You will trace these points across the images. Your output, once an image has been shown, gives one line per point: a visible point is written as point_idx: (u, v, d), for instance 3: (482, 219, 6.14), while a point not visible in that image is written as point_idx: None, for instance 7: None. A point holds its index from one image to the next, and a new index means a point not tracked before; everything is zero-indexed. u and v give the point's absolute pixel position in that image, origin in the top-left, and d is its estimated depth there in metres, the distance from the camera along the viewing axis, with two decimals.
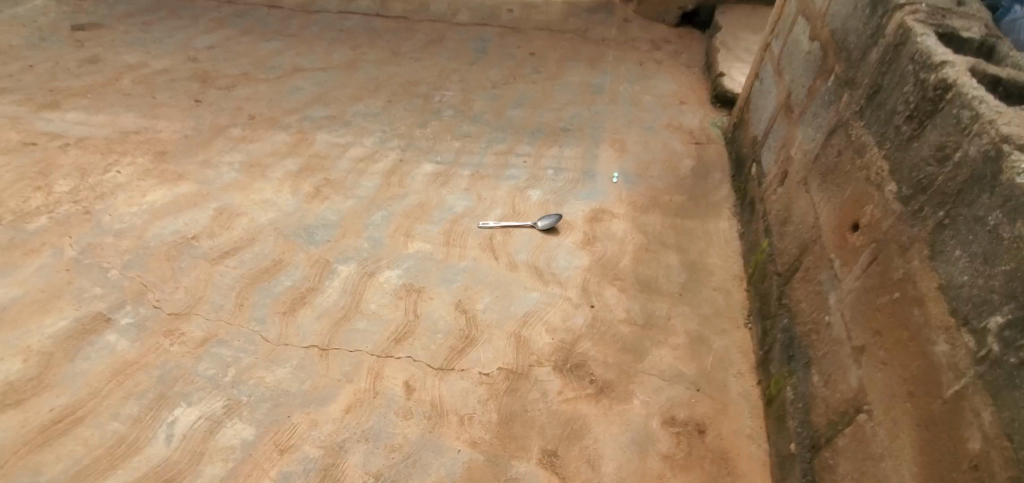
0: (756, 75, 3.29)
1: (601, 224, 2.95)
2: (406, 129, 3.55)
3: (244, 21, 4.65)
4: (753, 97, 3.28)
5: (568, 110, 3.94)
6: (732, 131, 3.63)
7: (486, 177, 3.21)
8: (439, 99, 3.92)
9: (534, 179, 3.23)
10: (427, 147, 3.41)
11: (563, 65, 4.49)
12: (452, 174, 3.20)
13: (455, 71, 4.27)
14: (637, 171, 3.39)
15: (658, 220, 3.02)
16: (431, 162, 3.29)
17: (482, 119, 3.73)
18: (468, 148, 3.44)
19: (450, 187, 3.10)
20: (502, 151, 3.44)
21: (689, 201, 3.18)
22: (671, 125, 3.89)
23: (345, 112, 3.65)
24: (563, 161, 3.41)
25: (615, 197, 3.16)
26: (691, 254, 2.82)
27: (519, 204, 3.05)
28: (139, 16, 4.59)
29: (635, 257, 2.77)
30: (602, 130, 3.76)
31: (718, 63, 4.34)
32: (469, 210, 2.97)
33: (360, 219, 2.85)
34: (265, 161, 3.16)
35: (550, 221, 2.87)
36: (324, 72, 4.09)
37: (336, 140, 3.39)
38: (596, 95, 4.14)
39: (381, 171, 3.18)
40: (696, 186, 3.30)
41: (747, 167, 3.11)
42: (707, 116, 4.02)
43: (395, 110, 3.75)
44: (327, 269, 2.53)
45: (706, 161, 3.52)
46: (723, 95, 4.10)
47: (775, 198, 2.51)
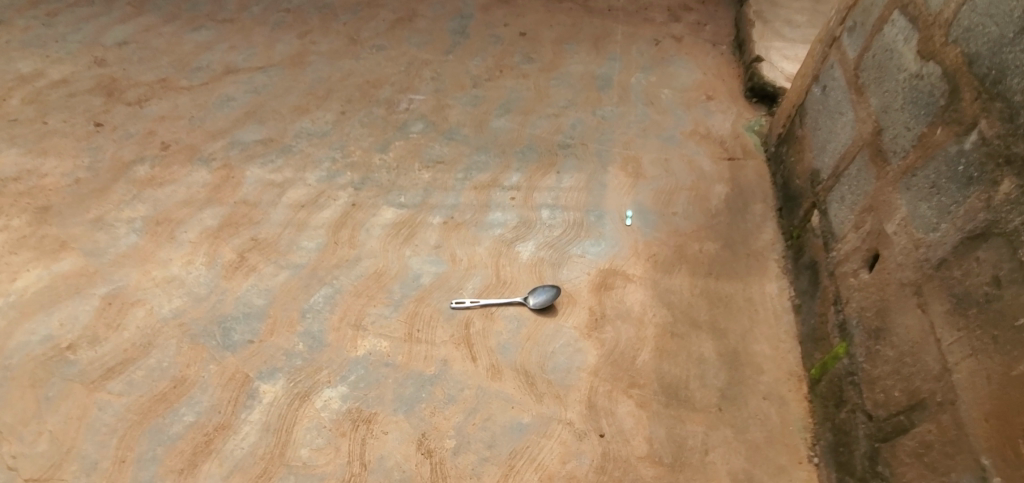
0: (816, 77, 2.50)
1: (612, 295, 2.27)
2: (363, 155, 2.80)
3: (168, 3, 3.76)
4: (811, 108, 2.51)
5: (568, 115, 3.14)
6: (777, 145, 2.86)
7: (462, 226, 2.49)
8: (405, 106, 3.12)
9: (524, 226, 2.52)
10: (388, 182, 2.67)
11: (561, 49, 3.62)
12: (418, 223, 2.49)
13: (427, 64, 3.44)
14: (657, 207, 2.65)
15: (686, 286, 2.32)
16: (393, 206, 2.56)
17: (459, 135, 2.95)
18: (441, 181, 2.69)
19: (416, 245, 2.40)
20: (484, 183, 2.69)
21: (725, 250, 2.47)
22: (698, 132, 3.09)
23: (287, 132, 2.89)
24: (562, 195, 2.66)
25: (629, 249, 2.45)
26: (731, 339, 2.15)
27: (505, 267, 2.34)
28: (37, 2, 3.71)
29: (659, 347, 2.11)
30: (611, 144, 2.98)
31: (754, 41, 3.46)
32: (440, 280, 2.28)
33: (295, 301, 2.16)
34: (176, 215, 2.45)
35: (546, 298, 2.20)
36: (263, 73, 3.28)
37: (271, 176, 2.65)
38: (603, 92, 3.31)
39: (327, 222, 2.46)
40: (734, 227, 2.58)
41: (801, 208, 2.39)
42: (742, 117, 3.21)
43: (349, 125, 2.97)
44: (245, 391, 1.88)
45: (744, 187, 2.77)
46: (760, 88, 3.27)
47: (853, 282, 1.83)
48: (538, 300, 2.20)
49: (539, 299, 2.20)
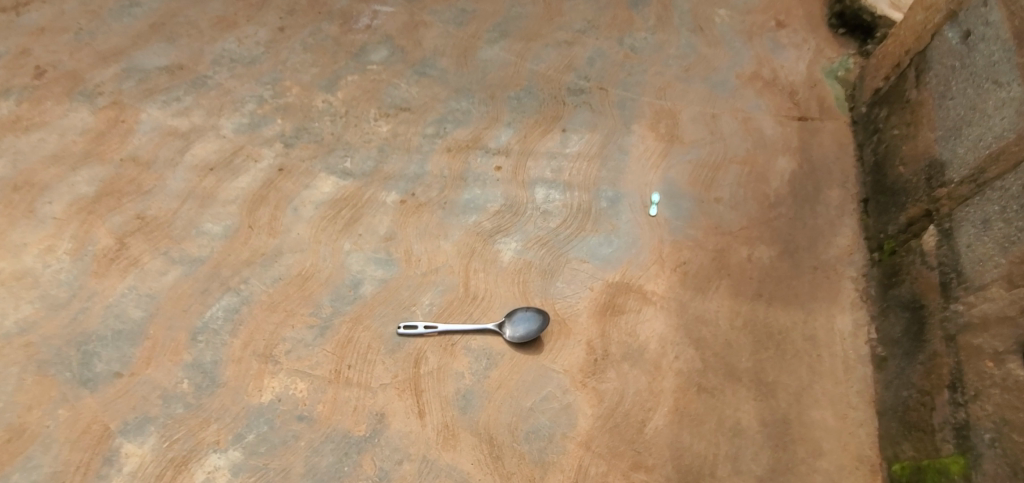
0: (953, 14, 1.68)
1: (620, 323, 1.65)
2: (300, 95, 2.04)
3: None
4: (938, 61, 1.71)
5: (585, 43, 2.25)
6: (872, 105, 2.05)
7: (424, 209, 1.82)
8: (366, 23, 2.23)
9: (509, 213, 1.83)
10: (330, 137, 1.95)
11: None
12: (366, 202, 1.82)
13: None
14: (695, 189, 1.92)
15: (724, 315, 1.68)
16: (332, 174, 1.87)
17: (435, 69, 2.14)
18: (403, 139, 1.96)
19: (359, 235, 1.76)
20: (460, 144, 1.97)
21: (784, 261, 1.79)
22: (760, 76, 2.23)
23: (202, 58, 2.13)
24: (565, 167, 1.94)
25: (651, 254, 1.78)
26: (781, 400, 1.56)
27: (476, 276, 1.71)
28: None
29: (679, 408, 1.53)
30: (640, 90, 2.15)
31: None
32: (385, 293, 1.67)
33: (185, 316, 1.61)
34: (41, 176, 1.85)
35: (531, 328, 1.60)
36: None
37: (173, 123, 1.97)
38: (637, 9, 2.37)
39: (241, 196, 1.82)
40: (798, 224, 1.87)
41: (904, 213, 1.69)
42: (823, 55, 2.32)
43: (286, 49, 2.16)
44: (101, 454, 1.44)
45: (817, 164, 2.02)
46: (852, 15, 2.34)
47: (990, 376, 1.30)
48: (521, 333, 1.60)
49: (522, 330, 1.60)
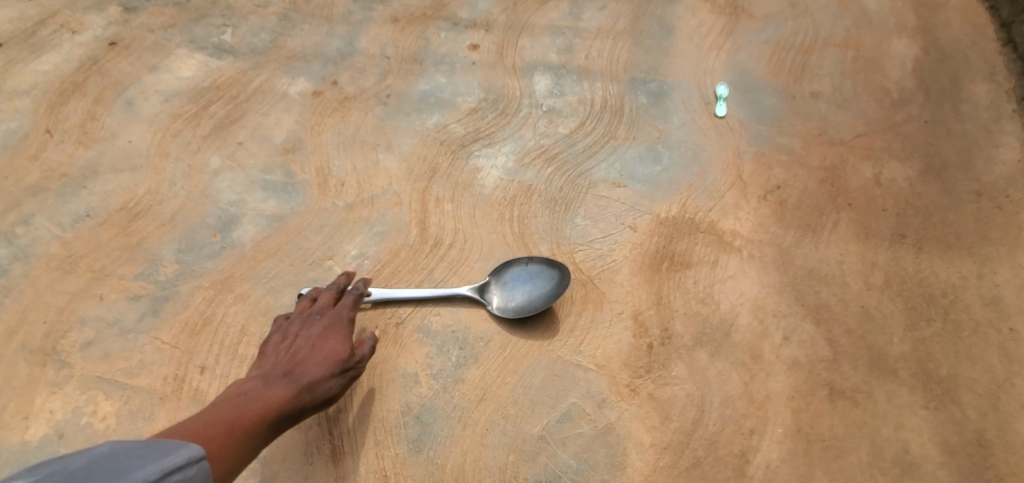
0: None
1: (687, 285, 0.97)
2: None
3: None
4: None
5: None
6: None
7: (352, 105, 1.10)
8: None
9: (493, 112, 1.12)
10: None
11: None
12: (253, 93, 1.09)
13: None
14: (779, 80, 1.24)
15: (853, 268, 1.02)
16: (199, 51, 1.13)
17: None
18: (321, 3, 1.23)
19: (237, 143, 1.03)
20: (411, 12, 1.24)
21: (930, 184, 1.13)
22: None
23: None
24: (579, 47, 1.24)
25: (724, 175, 1.10)
26: (968, 409, 0.91)
27: (436, 209, 1.00)
28: None
29: (801, 429, 0.87)
30: None
31: None
32: (275, 238, 0.95)
33: None
34: None
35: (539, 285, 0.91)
36: None
37: None
38: None
39: (39, 84, 1.09)
40: (939, 131, 1.21)
41: None
42: None
43: None
44: None
45: (948, 51, 1.35)
46: None
47: None
48: (525, 296, 0.91)
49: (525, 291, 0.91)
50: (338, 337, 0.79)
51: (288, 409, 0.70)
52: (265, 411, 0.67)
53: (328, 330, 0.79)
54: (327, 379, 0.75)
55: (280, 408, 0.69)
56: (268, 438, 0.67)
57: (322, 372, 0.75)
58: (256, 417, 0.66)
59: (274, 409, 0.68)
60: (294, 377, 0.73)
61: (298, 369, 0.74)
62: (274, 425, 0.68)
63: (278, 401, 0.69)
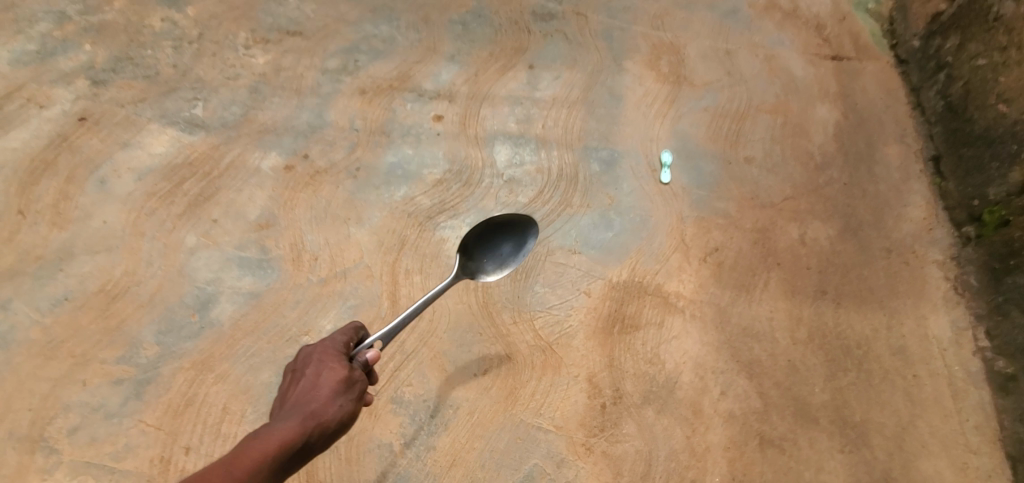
0: None
1: (639, 345, 1.08)
2: (127, 10, 1.31)
3: None
4: None
5: None
6: (928, 36, 1.55)
7: (323, 178, 1.16)
8: None
9: (458, 183, 1.20)
10: (171, 71, 1.24)
11: None
12: (226, 169, 1.14)
13: None
14: (717, 146, 1.38)
15: (781, 324, 1.14)
16: (171, 126, 1.17)
17: None
18: (290, 75, 1.29)
19: (212, 220, 1.08)
20: (378, 83, 1.31)
21: (848, 242, 1.28)
22: (777, 5, 1.72)
23: None
24: (537, 116, 1.33)
25: (670, 240, 1.21)
26: (877, 450, 1.04)
27: (406, 280, 1.08)
28: None
29: (736, 476, 0.99)
30: (630, 18, 1.58)
31: None
32: (252, 314, 1.00)
33: None
34: None
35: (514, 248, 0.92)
36: None
37: None
38: None
39: (8, 163, 1.10)
40: (856, 192, 1.36)
41: (1017, 169, 1.22)
42: None
43: None
44: None
45: (864, 115, 1.52)
46: None
47: None
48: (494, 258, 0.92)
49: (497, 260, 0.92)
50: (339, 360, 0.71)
51: (299, 443, 0.60)
52: (270, 448, 0.58)
53: (332, 351, 0.71)
54: (340, 406, 0.66)
55: (293, 446, 0.60)
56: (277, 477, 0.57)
57: (333, 401, 0.66)
58: (262, 456, 0.57)
59: (283, 447, 0.59)
60: (302, 408, 0.64)
61: (302, 401, 0.65)
62: (281, 462, 0.58)
63: (290, 437, 0.60)
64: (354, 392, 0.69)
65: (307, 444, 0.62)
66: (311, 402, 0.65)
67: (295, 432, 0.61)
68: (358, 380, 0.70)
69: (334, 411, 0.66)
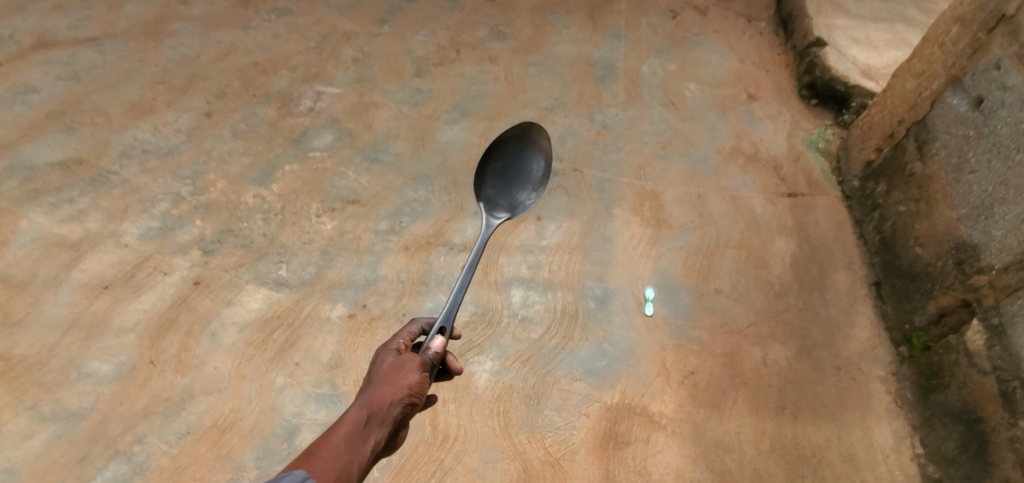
0: (956, 80, 1.52)
1: (628, 458, 1.38)
2: (227, 189, 1.70)
3: None
4: (945, 131, 1.54)
5: (554, 122, 2.07)
6: (865, 178, 1.88)
7: (377, 324, 1.49)
8: (308, 105, 1.97)
9: (482, 324, 1.54)
10: (262, 239, 1.62)
11: (545, 19, 2.48)
12: (304, 320, 1.48)
13: (350, 39, 2.23)
14: (691, 280, 1.69)
15: (747, 437, 1.42)
16: (262, 286, 1.53)
17: (388, 155, 1.86)
18: (351, 237, 1.65)
19: (294, 363, 1.41)
20: (418, 241, 1.67)
21: (804, 362, 1.55)
22: (741, 150, 2.08)
23: (106, 151, 1.76)
24: (544, 262, 1.67)
25: (654, 366, 1.51)
26: None
27: (444, 409, 1.42)
28: None
29: None
30: (618, 170, 1.95)
31: (810, 17, 2.44)
32: None
33: None
34: None
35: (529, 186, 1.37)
36: (94, 48, 2.05)
37: (59, 230, 1.57)
38: (604, 86, 2.21)
39: (141, 321, 1.44)
40: (810, 316, 1.65)
41: (933, 302, 1.49)
42: (799, 127, 2.21)
43: (214, 137, 1.84)
44: None
45: (817, 245, 1.83)
46: (824, 86, 2.24)
47: None
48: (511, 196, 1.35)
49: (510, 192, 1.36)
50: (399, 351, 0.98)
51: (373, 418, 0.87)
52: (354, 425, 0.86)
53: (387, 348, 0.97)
54: (400, 382, 0.92)
55: (365, 421, 0.87)
56: (362, 441, 0.85)
57: (395, 380, 0.92)
58: (350, 430, 0.85)
59: (355, 424, 0.86)
60: (372, 390, 0.91)
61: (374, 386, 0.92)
62: (365, 431, 0.86)
63: (360, 416, 0.88)
64: (412, 371, 0.93)
65: (378, 418, 0.88)
66: (374, 388, 0.92)
67: (362, 413, 0.88)
68: (412, 362, 0.94)
69: (397, 389, 0.91)
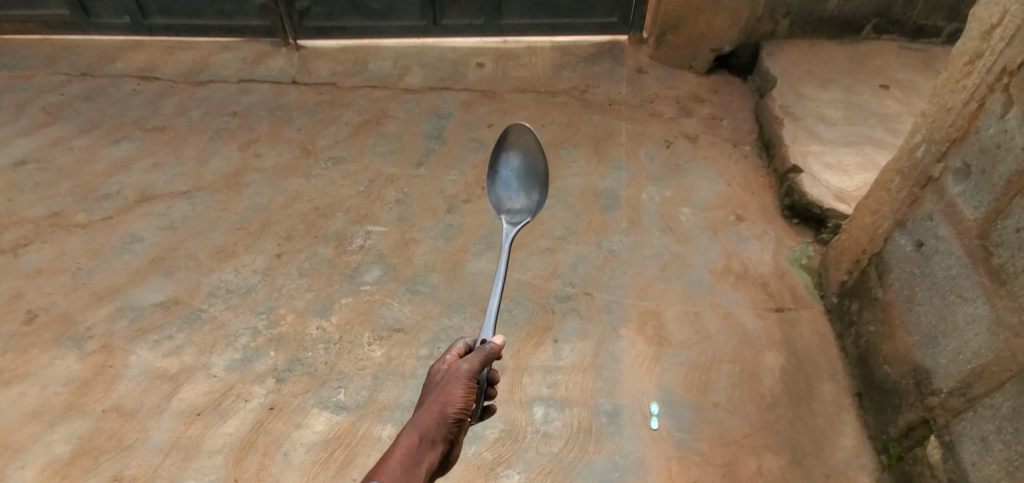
0: (901, 222, 1.80)
1: None
2: (295, 322, 2.05)
3: (91, 109, 2.97)
4: (897, 265, 1.80)
5: (567, 249, 2.41)
6: (841, 295, 2.14)
7: None
8: (359, 243, 2.36)
9: (509, 439, 1.86)
10: (324, 367, 1.94)
11: (556, 156, 2.90)
12: (360, 439, 1.78)
13: (393, 181, 2.66)
14: (691, 394, 1.96)
15: None
16: (325, 409, 1.84)
17: (426, 285, 2.21)
18: (397, 362, 1.96)
19: (353, 479, 1.70)
20: None
21: (795, 471, 1.79)
22: (732, 269, 2.38)
23: (198, 291, 2.13)
24: (560, 381, 1.99)
25: (660, 476, 1.79)
26: None
27: None
28: None
29: None
30: (623, 292, 2.26)
31: (785, 145, 2.81)
32: None
33: None
34: (16, 437, 1.76)
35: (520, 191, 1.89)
36: (187, 199, 2.49)
37: (161, 362, 1.92)
38: (609, 214, 2.57)
39: (228, 443, 1.76)
40: (800, 426, 1.88)
41: (901, 416, 1.73)
42: (784, 245, 2.50)
43: (284, 275, 2.22)
44: None
45: (803, 357, 2.07)
46: (802, 208, 2.56)
47: None
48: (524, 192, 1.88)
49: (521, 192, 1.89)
50: (443, 377, 1.24)
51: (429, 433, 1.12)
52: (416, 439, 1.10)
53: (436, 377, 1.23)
54: (448, 403, 1.17)
55: (418, 441, 1.10)
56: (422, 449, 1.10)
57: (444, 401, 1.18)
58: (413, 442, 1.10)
59: (410, 444, 1.09)
60: (426, 411, 1.16)
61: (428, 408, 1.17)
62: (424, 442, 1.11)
63: (413, 437, 1.11)
64: (453, 399, 1.18)
65: (429, 438, 1.12)
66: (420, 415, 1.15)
67: (414, 434, 1.11)
68: (456, 385, 1.20)
69: (442, 413, 1.16)
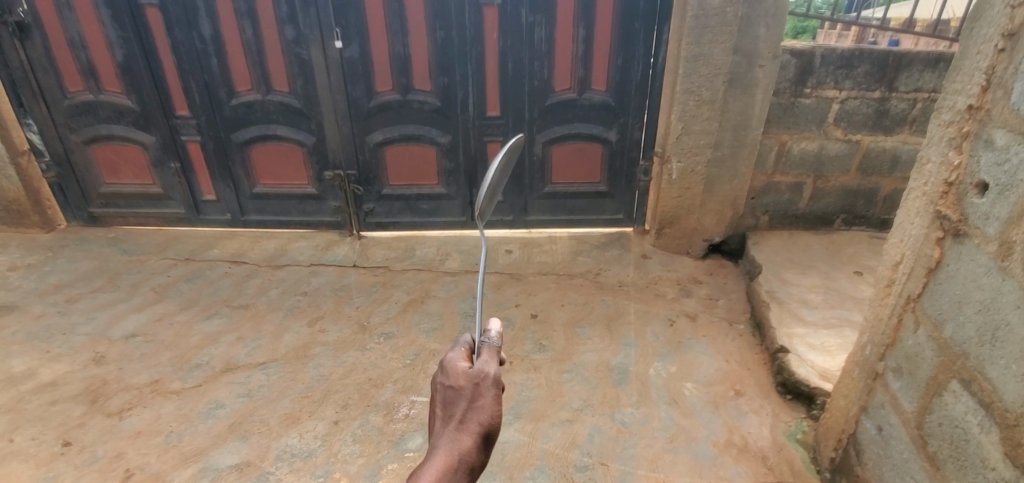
0: (864, 408, 2.15)
1: None
2: None
3: (191, 288, 3.63)
4: (868, 446, 2.12)
5: (584, 420, 2.76)
6: (832, 471, 2.38)
7: None
8: (404, 412, 2.75)
9: None
10: None
11: (574, 333, 3.36)
12: None
13: (434, 355, 3.12)
14: None
15: None
16: None
17: None
18: None
19: None
20: None
21: None
22: (733, 443, 2.66)
23: (267, 453, 2.51)
24: None
25: None
26: None
27: None
28: (66, 290, 3.60)
29: None
30: (635, 462, 2.55)
31: (773, 327, 3.22)
32: None
33: None
34: None
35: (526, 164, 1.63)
36: (262, 370, 2.97)
37: None
38: (621, 387, 2.95)
39: None
40: None
41: None
42: (780, 419, 2.80)
43: (340, 440, 2.59)
44: None
45: None
46: (792, 385, 2.89)
47: None
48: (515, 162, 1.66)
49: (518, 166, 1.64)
50: (474, 387, 1.29)
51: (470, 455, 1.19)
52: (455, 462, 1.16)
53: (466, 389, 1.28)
54: (482, 423, 1.24)
55: (456, 464, 1.16)
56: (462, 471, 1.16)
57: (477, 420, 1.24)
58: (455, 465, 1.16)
59: (448, 467, 1.15)
60: (463, 427, 1.23)
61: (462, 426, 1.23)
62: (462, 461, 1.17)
63: (449, 460, 1.16)
64: (487, 415, 1.25)
65: (467, 461, 1.18)
66: (457, 435, 1.21)
67: (452, 456, 1.17)
68: (487, 404, 1.27)
69: (478, 433, 1.22)
